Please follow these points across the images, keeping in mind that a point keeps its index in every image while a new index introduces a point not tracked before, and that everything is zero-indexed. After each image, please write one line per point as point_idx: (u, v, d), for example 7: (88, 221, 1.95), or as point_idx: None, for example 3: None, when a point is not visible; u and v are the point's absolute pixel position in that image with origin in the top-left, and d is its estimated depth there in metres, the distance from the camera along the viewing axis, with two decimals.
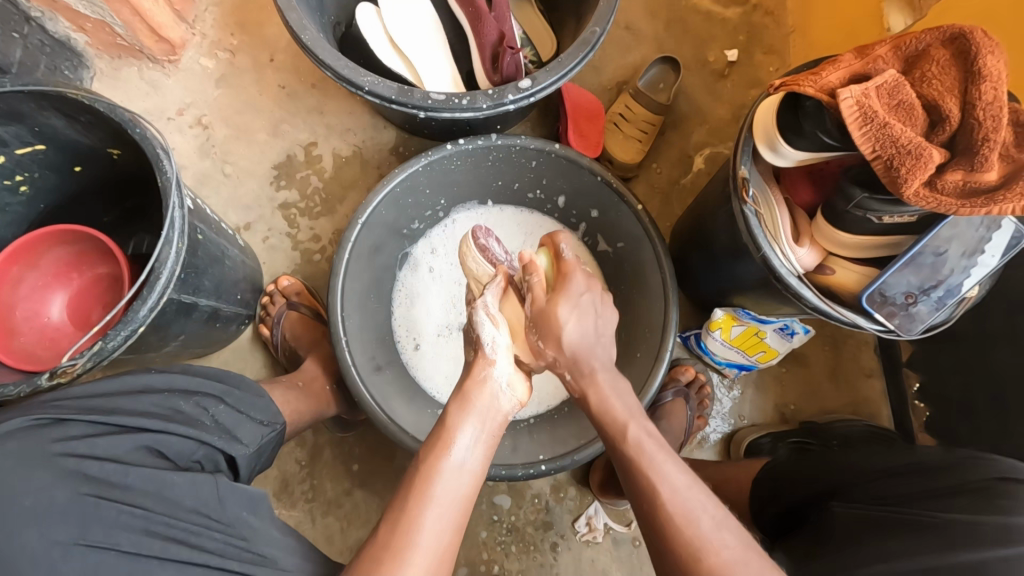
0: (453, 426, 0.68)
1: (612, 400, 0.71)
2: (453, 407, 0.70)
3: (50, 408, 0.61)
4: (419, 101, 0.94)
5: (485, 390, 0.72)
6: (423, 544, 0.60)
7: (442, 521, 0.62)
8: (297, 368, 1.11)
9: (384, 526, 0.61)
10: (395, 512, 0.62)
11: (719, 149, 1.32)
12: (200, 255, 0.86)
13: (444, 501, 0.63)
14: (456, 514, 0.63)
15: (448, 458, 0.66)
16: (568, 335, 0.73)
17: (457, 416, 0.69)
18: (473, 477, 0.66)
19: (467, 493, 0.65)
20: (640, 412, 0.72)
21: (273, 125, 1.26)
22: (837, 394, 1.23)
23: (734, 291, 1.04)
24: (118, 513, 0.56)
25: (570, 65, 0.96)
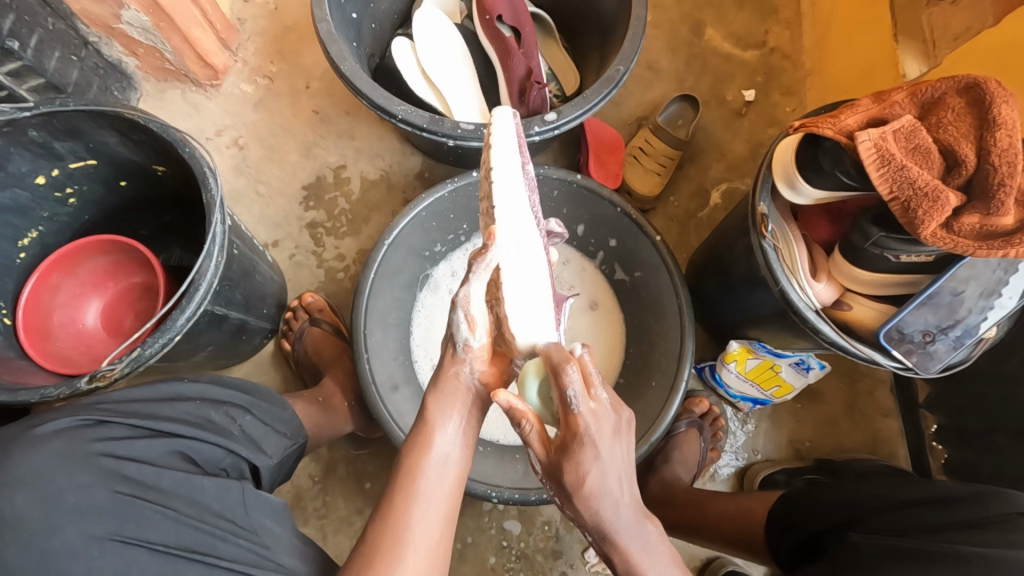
0: (434, 419, 0.67)
1: (634, 541, 0.60)
2: (432, 399, 0.68)
3: (94, 409, 0.62)
4: (449, 130, 0.98)
5: (458, 379, 0.69)
6: (414, 545, 0.61)
7: (430, 516, 0.62)
8: (315, 383, 1.13)
9: (375, 524, 0.62)
10: (383, 510, 0.63)
11: (736, 184, 1.35)
12: (234, 269, 0.89)
13: (429, 497, 0.63)
14: (443, 509, 0.64)
15: (430, 454, 0.65)
16: (580, 490, 0.59)
17: (435, 407, 0.67)
18: (455, 470, 0.66)
19: (452, 484, 0.65)
20: (666, 551, 0.61)
21: (305, 147, 1.31)
22: (853, 431, 1.22)
23: (750, 324, 1.05)
24: (152, 512, 0.57)
25: (594, 100, 1.00)
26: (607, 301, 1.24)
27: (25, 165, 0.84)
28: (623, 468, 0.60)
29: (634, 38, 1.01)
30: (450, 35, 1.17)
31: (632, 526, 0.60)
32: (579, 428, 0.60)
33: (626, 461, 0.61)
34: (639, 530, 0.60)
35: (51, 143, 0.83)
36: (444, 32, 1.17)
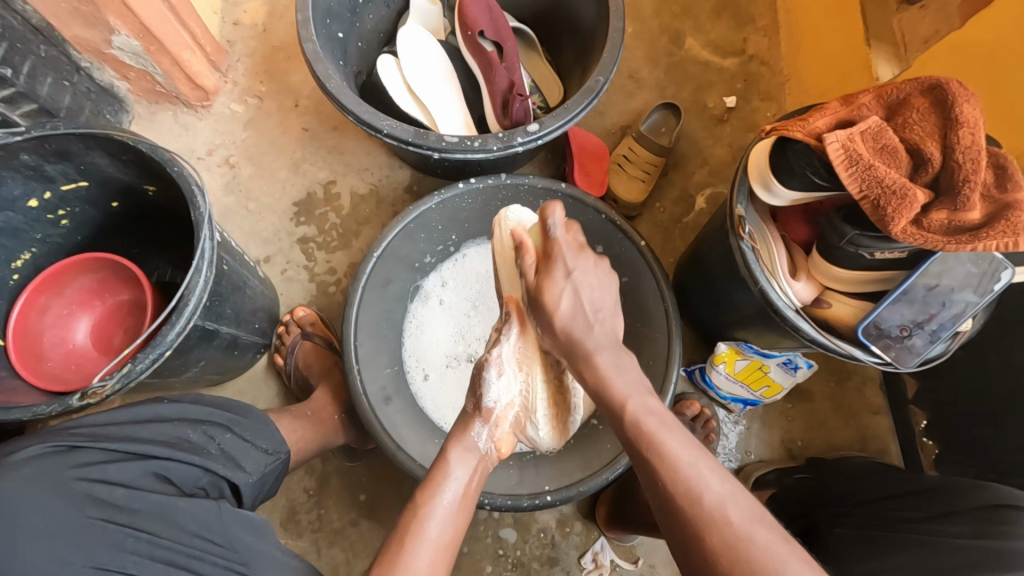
0: (441, 472, 0.75)
1: (607, 359, 0.69)
2: (453, 445, 0.79)
3: (65, 435, 0.63)
4: (434, 143, 1.00)
5: (473, 441, 0.79)
6: None
7: (435, 559, 0.67)
8: (307, 396, 1.14)
9: (377, 566, 0.65)
10: (393, 553, 0.66)
11: (720, 189, 1.38)
12: (224, 285, 0.90)
13: (430, 538, 0.68)
14: (438, 557, 0.68)
15: (437, 499, 0.72)
16: (558, 312, 0.73)
17: (453, 456, 0.77)
18: (457, 519, 0.72)
19: (456, 531, 0.71)
20: (635, 373, 0.69)
21: (295, 164, 1.33)
22: (844, 429, 1.23)
23: (735, 324, 1.07)
24: (125, 537, 0.58)
25: (575, 110, 1.02)
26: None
27: (18, 188, 0.86)
28: (590, 290, 0.73)
29: (613, 48, 1.03)
30: (434, 52, 1.20)
31: (627, 368, 0.69)
32: (553, 246, 0.75)
33: (597, 289, 0.74)
34: (616, 354, 0.70)
35: (43, 166, 0.85)
36: (428, 49, 1.20)
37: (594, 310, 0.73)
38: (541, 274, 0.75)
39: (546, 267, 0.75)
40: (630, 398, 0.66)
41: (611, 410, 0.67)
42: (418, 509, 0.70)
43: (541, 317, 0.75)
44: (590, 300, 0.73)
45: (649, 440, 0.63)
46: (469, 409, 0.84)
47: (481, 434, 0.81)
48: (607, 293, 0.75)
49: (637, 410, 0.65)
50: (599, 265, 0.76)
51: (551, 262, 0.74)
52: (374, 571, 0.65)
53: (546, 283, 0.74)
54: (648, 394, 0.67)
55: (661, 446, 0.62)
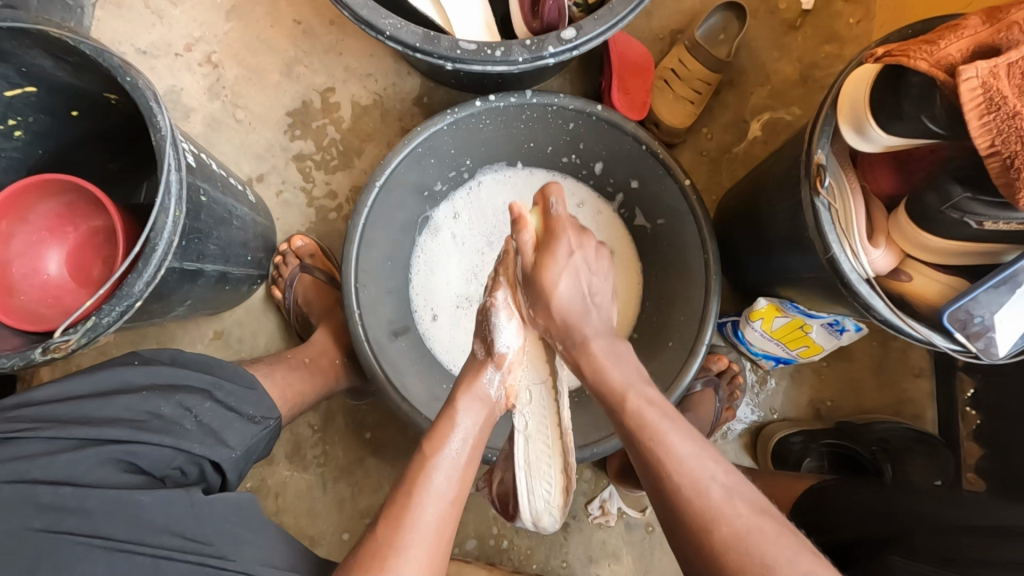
0: (447, 417, 0.69)
1: (603, 346, 0.71)
2: (461, 390, 0.72)
3: (7, 423, 0.60)
4: (446, 51, 0.83)
5: (484, 386, 0.72)
6: (418, 527, 0.59)
7: (440, 519, 0.61)
8: (308, 333, 1.06)
9: (382, 523, 0.60)
10: (401, 506, 0.61)
11: (779, 114, 1.18)
12: (204, 219, 0.78)
13: (439, 488, 0.63)
14: (449, 501, 0.63)
15: (443, 447, 0.66)
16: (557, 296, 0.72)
17: (467, 397, 0.71)
18: (466, 467, 0.66)
19: (463, 477, 0.65)
20: (632, 365, 0.70)
21: (288, 67, 1.16)
22: (880, 391, 1.15)
23: (782, 282, 0.95)
24: (77, 542, 0.55)
25: (622, 13, 0.83)
26: (623, 244, 1.12)
27: None
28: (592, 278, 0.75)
29: None
30: None
31: (605, 338, 0.72)
32: (560, 224, 0.75)
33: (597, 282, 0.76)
34: (612, 341, 0.72)
35: None
36: None
37: (592, 297, 0.74)
38: (548, 249, 0.73)
39: (546, 244, 0.73)
40: (629, 389, 0.66)
41: (610, 403, 0.67)
42: (429, 460, 0.64)
43: (541, 308, 0.73)
44: (586, 284, 0.74)
45: (607, 377, 0.68)
46: (477, 353, 0.76)
47: (493, 378, 0.73)
48: (607, 285, 0.77)
49: (637, 401, 0.65)
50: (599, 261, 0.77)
51: (551, 241, 0.73)
52: (382, 525, 0.60)
53: (545, 263, 0.72)
54: (645, 384, 0.68)
55: (665, 439, 0.62)
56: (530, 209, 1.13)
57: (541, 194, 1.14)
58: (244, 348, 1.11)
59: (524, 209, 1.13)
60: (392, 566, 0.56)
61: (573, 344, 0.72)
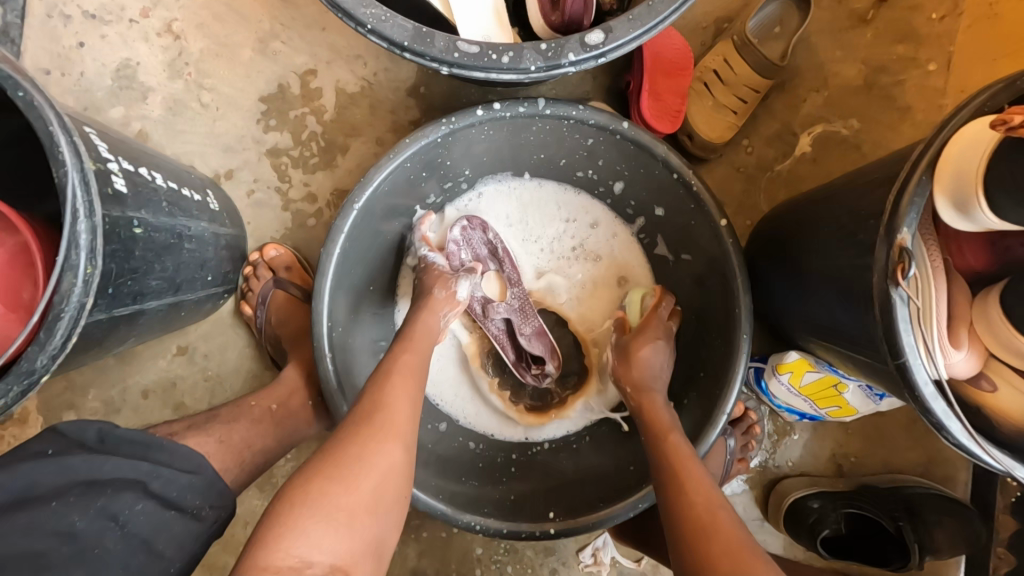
0: (388, 365, 0.67)
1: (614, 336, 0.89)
2: (424, 312, 0.78)
3: None
4: (441, 53, 0.66)
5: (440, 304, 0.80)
6: (357, 460, 0.55)
7: (409, 403, 0.63)
8: (280, 358, 0.94)
9: (323, 450, 0.57)
10: (378, 382, 0.64)
11: (835, 128, 1.00)
12: (143, 253, 0.65)
13: (406, 373, 0.66)
14: (393, 441, 0.59)
15: (387, 385, 0.64)
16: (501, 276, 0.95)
17: (432, 318, 0.77)
18: (411, 410, 0.63)
19: (422, 375, 0.68)
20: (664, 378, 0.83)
21: (261, 42, 0.98)
22: (912, 451, 1.04)
23: (820, 342, 0.82)
24: None
25: (664, 15, 0.67)
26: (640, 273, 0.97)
27: None
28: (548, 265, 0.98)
29: None
30: None
31: (666, 394, 0.80)
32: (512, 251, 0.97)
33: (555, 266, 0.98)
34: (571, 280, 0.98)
35: None
36: None
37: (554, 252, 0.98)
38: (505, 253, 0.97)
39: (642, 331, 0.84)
40: (655, 389, 0.80)
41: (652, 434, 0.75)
42: (401, 354, 0.69)
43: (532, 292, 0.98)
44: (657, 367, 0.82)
45: (656, 418, 0.77)
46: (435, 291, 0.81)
47: (446, 316, 0.80)
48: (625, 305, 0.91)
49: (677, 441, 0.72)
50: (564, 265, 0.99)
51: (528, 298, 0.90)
52: (365, 397, 0.63)
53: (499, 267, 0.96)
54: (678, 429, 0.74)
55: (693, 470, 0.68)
56: (536, 226, 0.98)
57: (550, 210, 0.98)
58: (211, 366, 1.00)
59: (529, 226, 0.98)
60: (375, 420, 0.59)
61: (642, 400, 0.79)
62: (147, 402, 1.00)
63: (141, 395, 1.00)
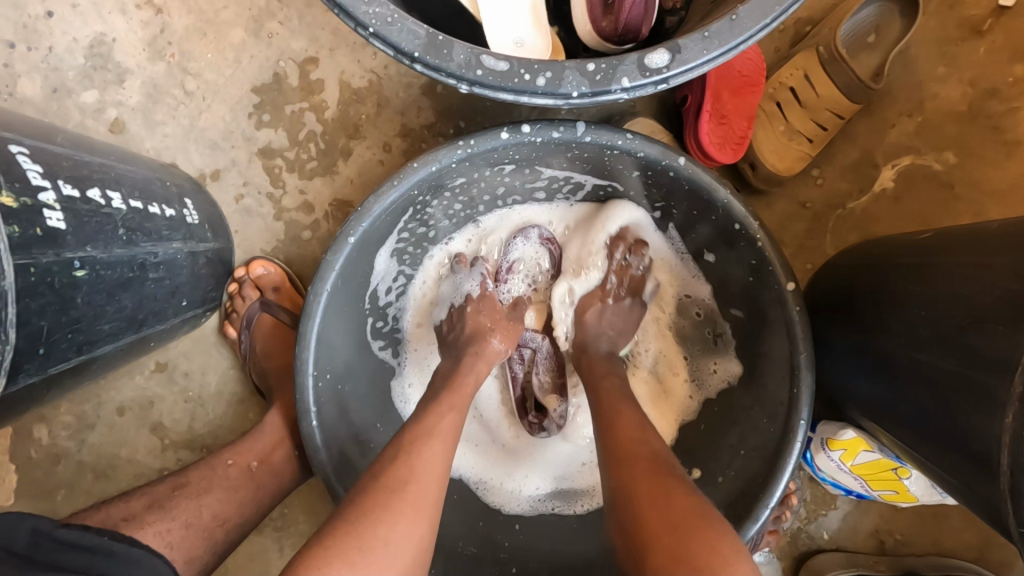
0: (431, 413, 0.60)
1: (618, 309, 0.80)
2: (475, 359, 0.70)
3: None
4: (461, 69, 0.52)
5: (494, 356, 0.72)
6: (390, 534, 0.48)
7: (443, 465, 0.55)
8: (265, 389, 0.85)
9: (348, 508, 0.51)
10: (409, 443, 0.56)
11: (927, 162, 0.84)
12: (89, 298, 0.54)
13: (443, 433, 0.58)
14: (426, 501, 0.52)
15: (424, 438, 0.56)
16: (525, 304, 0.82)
17: (482, 367, 0.69)
18: (441, 468, 0.55)
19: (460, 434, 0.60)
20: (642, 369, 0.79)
21: (256, 21, 0.85)
22: (965, 533, 0.92)
23: (885, 430, 0.69)
24: None
25: (749, 33, 0.52)
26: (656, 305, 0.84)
27: None
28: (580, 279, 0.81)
29: None
30: None
31: (620, 364, 0.74)
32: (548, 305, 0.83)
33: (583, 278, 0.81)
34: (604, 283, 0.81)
35: None
36: None
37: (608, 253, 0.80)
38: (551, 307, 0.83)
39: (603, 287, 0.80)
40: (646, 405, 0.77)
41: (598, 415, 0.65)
42: (441, 412, 0.60)
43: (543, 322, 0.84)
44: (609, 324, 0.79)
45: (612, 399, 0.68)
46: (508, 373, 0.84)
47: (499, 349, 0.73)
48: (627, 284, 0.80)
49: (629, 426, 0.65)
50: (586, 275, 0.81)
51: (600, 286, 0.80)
52: (389, 455, 0.55)
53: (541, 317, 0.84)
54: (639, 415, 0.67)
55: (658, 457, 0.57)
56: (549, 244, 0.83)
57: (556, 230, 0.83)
58: (192, 386, 0.91)
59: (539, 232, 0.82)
60: (400, 486, 0.51)
61: (597, 383, 0.69)
62: (122, 420, 0.91)
63: (115, 412, 0.91)
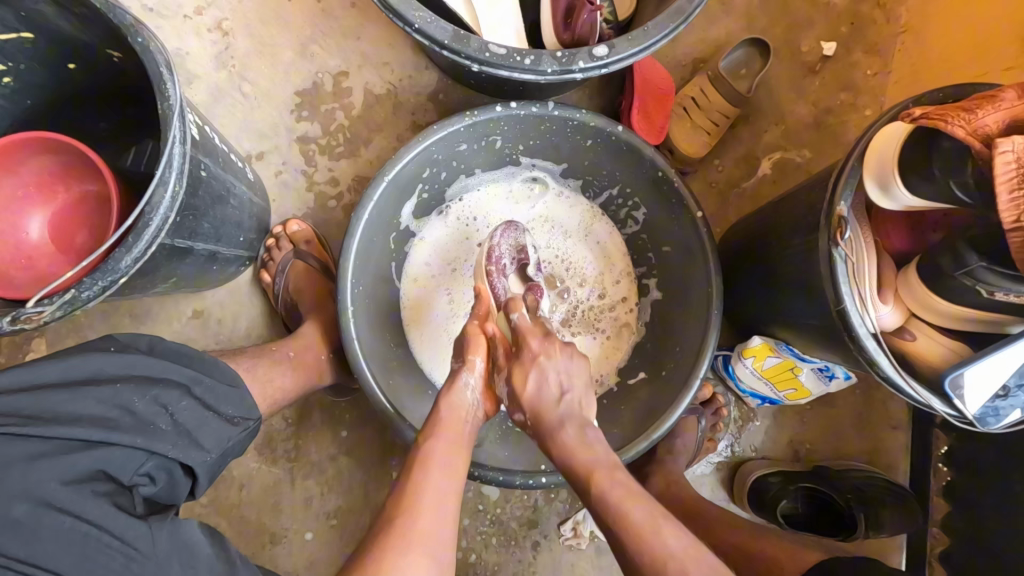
0: (429, 451, 0.71)
1: (569, 258, 1.10)
2: (442, 395, 0.77)
3: None
4: (474, 52, 0.80)
5: (462, 392, 0.78)
6: (423, 528, 0.65)
7: (438, 500, 0.68)
8: (295, 323, 1.02)
9: (385, 512, 0.67)
10: (416, 475, 0.69)
11: (791, 155, 1.18)
12: (202, 194, 0.76)
13: (438, 470, 0.70)
14: (448, 512, 0.68)
15: (429, 471, 0.69)
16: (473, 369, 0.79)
17: (451, 401, 0.76)
18: (452, 486, 0.69)
19: (457, 466, 0.72)
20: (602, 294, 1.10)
21: (302, 44, 1.11)
22: (859, 442, 1.16)
23: (778, 324, 0.95)
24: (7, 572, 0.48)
25: (655, 37, 0.82)
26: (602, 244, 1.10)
27: None
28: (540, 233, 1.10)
29: None
30: None
31: (576, 429, 0.73)
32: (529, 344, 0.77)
33: (545, 230, 1.10)
34: (556, 236, 1.11)
35: None
36: None
37: (569, 212, 1.11)
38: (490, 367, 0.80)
39: (518, 358, 0.77)
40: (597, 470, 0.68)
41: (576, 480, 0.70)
42: (428, 442, 0.72)
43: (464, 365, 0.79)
44: (556, 382, 0.76)
45: (576, 460, 0.70)
46: (455, 363, 0.80)
47: (468, 385, 0.78)
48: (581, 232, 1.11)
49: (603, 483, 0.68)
50: (546, 229, 1.10)
51: (520, 353, 0.77)
52: (404, 482, 0.69)
53: (519, 375, 0.76)
54: (616, 469, 0.69)
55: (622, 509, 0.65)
56: (514, 220, 1.09)
57: (511, 203, 1.10)
58: (223, 330, 1.06)
59: (504, 200, 1.10)
60: (407, 522, 0.64)
61: (539, 410, 0.75)
62: None
63: None
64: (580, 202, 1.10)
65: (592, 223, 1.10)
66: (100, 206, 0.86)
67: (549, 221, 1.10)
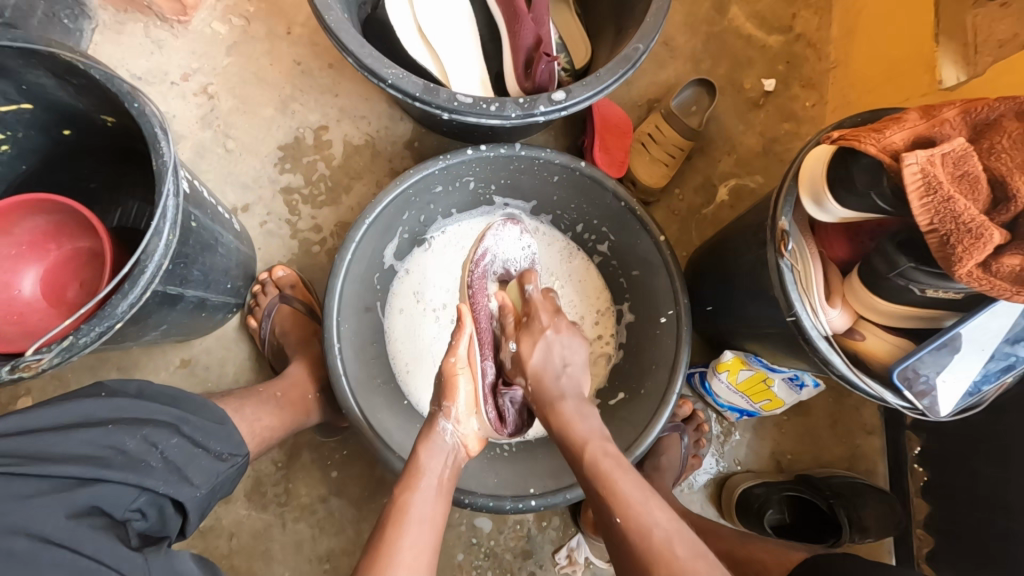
0: (405, 500, 0.71)
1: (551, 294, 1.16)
2: (419, 450, 0.77)
3: None
4: (444, 102, 0.88)
5: (440, 438, 0.79)
6: (401, 568, 0.64)
7: (418, 548, 0.67)
8: (282, 365, 1.05)
9: (366, 555, 0.66)
10: (393, 524, 0.68)
11: (745, 181, 1.27)
12: (192, 244, 0.81)
13: (416, 520, 0.69)
14: (426, 550, 0.67)
15: (407, 516, 0.69)
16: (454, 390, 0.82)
17: (430, 449, 0.77)
18: (430, 532, 0.69)
19: (433, 511, 0.72)
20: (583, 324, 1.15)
21: (283, 102, 1.19)
22: (837, 448, 1.20)
23: (744, 336, 1.00)
24: None
25: (607, 81, 0.90)
26: (579, 275, 1.16)
27: None
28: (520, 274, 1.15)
29: (657, 13, 0.90)
30: None
31: (574, 400, 0.81)
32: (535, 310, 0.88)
33: (526, 270, 1.15)
34: (537, 274, 1.16)
35: None
36: None
37: (548, 251, 1.17)
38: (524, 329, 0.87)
39: (525, 323, 0.88)
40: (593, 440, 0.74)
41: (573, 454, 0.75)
42: (403, 494, 0.72)
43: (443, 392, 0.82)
44: (560, 356, 0.85)
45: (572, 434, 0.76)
46: (432, 410, 0.82)
47: (447, 428, 0.80)
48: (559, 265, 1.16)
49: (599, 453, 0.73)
50: None
51: (530, 323, 0.87)
52: (383, 528, 0.68)
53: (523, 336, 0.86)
54: (607, 442, 0.75)
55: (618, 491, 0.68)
56: None
57: None
58: (211, 377, 1.08)
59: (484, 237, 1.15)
60: (383, 562, 0.64)
61: (554, 399, 0.81)
62: None
63: None
64: (558, 238, 1.17)
65: (569, 257, 1.16)
66: (92, 261, 0.89)
67: (530, 258, 1.16)
